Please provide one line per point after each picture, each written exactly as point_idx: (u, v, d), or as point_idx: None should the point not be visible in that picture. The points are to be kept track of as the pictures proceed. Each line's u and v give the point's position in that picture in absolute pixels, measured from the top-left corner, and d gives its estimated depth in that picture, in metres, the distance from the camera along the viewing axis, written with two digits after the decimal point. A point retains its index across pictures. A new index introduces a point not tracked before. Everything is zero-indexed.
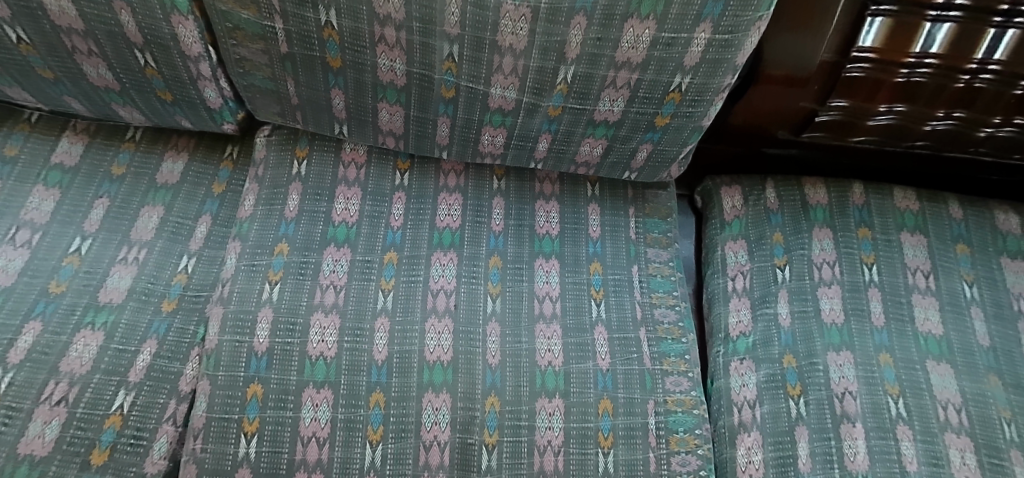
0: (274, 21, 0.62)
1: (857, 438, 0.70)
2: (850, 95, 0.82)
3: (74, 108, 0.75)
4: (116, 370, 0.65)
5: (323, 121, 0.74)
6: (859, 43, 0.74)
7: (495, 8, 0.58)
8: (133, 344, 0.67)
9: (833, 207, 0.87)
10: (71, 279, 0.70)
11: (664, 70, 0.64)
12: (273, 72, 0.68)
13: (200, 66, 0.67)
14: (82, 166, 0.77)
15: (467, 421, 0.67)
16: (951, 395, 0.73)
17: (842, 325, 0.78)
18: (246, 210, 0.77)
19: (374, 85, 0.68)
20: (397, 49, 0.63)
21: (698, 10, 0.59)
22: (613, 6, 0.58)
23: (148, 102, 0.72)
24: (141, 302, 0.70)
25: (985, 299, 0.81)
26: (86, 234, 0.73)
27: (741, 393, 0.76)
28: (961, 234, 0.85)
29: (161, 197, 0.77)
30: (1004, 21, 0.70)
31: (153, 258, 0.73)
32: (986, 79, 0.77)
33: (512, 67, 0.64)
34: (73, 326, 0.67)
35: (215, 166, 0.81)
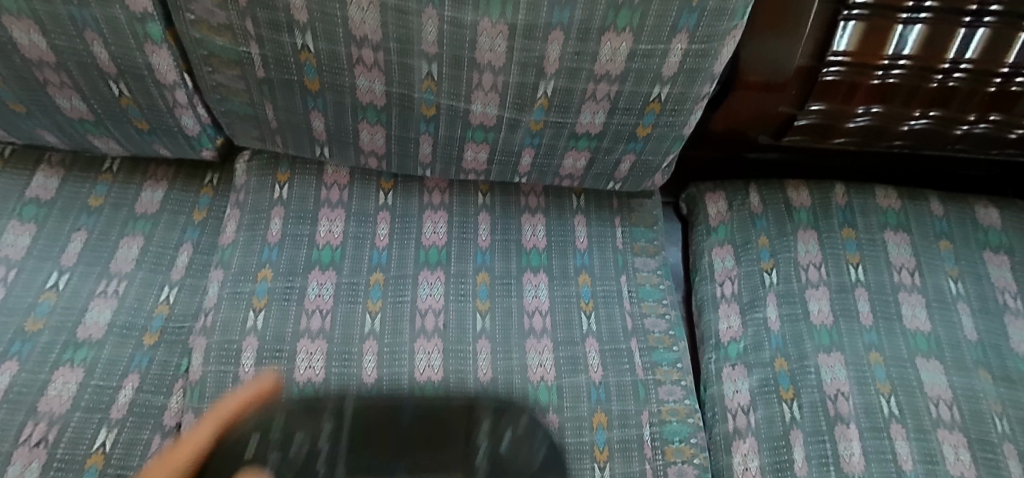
0: (249, 46, 0.61)
1: (851, 439, 0.70)
2: (827, 99, 0.83)
3: (48, 141, 0.73)
4: (97, 407, 0.63)
5: (303, 144, 0.74)
6: (834, 47, 0.75)
7: (472, 26, 0.58)
8: (115, 380, 0.65)
9: (817, 208, 0.88)
10: (48, 316, 0.68)
11: (643, 81, 0.64)
12: (251, 97, 0.67)
13: (176, 93, 0.67)
14: (58, 199, 0.76)
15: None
16: (942, 391, 0.74)
17: (831, 326, 0.78)
18: (228, 237, 0.76)
19: (354, 106, 0.67)
20: (376, 71, 0.63)
21: (673, 21, 0.59)
22: (589, 20, 0.58)
23: (125, 132, 0.71)
24: (121, 336, 0.68)
25: (971, 294, 0.81)
26: (64, 269, 0.72)
27: (735, 399, 0.75)
28: (944, 231, 0.86)
29: (141, 227, 0.76)
30: (973, 21, 0.72)
31: (134, 290, 0.72)
32: (958, 78, 0.79)
33: (491, 84, 0.64)
34: (52, 364, 0.65)
35: (195, 193, 0.80)
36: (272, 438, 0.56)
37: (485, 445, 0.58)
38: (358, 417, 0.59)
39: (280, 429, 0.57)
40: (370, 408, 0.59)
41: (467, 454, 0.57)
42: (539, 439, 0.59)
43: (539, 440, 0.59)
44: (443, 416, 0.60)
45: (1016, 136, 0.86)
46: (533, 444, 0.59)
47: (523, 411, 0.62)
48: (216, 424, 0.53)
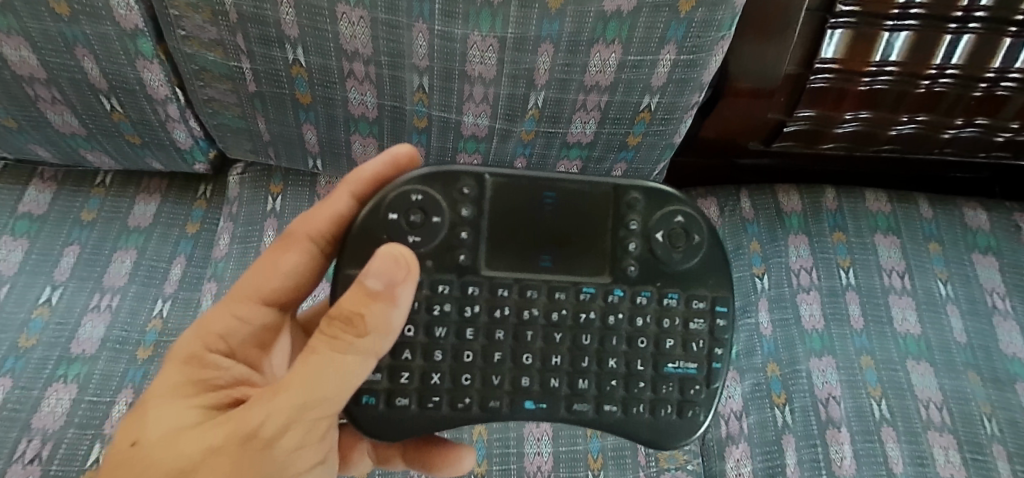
0: (241, 61, 0.62)
1: (842, 443, 0.71)
2: (816, 105, 0.84)
3: (40, 156, 0.74)
4: (90, 423, 0.63)
5: (295, 156, 0.74)
6: (822, 55, 0.76)
7: (461, 40, 0.58)
8: (109, 395, 0.65)
9: (807, 213, 0.88)
10: (41, 332, 0.68)
11: (633, 92, 0.65)
12: (243, 111, 0.68)
13: (168, 108, 0.67)
14: (51, 214, 0.76)
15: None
16: (932, 394, 0.74)
17: (823, 331, 0.79)
18: (221, 250, 0.76)
19: (346, 119, 0.68)
20: (367, 84, 0.64)
21: (662, 32, 0.58)
22: (579, 33, 0.58)
23: (117, 146, 0.72)
24: (115, 351, 0.68)
25: (960, 296, 0.82)
26: (56, 284, 0.72)
27: (728, 404, 0.75)
28: (933, 234, 0.87)
29: (134, 241, 0.76)
30: (959, 27, 0.72)
31: (127, 304, 0.72)
32: (945, 84, 0.80)
33: (482, 96, 0.65)
34: (45, 380, 0.65)
35: (188, 206, 0.80)
36: (413, 223, 0.44)
37: (644, 242, 0.47)
38: (503, 191, 0.46)
39: (420, 197, 0.45)
40: (517, 189, 0.46)
41: (624, 270, 0.47)
42: (700, 241, 0.48)
43: (702, 251, 0.48)
44: (587, 200, 0.47)
45: (1003, 139, 0.87)
46: (694, 237, 0.48)
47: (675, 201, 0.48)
48: (357, 187, 0.46)
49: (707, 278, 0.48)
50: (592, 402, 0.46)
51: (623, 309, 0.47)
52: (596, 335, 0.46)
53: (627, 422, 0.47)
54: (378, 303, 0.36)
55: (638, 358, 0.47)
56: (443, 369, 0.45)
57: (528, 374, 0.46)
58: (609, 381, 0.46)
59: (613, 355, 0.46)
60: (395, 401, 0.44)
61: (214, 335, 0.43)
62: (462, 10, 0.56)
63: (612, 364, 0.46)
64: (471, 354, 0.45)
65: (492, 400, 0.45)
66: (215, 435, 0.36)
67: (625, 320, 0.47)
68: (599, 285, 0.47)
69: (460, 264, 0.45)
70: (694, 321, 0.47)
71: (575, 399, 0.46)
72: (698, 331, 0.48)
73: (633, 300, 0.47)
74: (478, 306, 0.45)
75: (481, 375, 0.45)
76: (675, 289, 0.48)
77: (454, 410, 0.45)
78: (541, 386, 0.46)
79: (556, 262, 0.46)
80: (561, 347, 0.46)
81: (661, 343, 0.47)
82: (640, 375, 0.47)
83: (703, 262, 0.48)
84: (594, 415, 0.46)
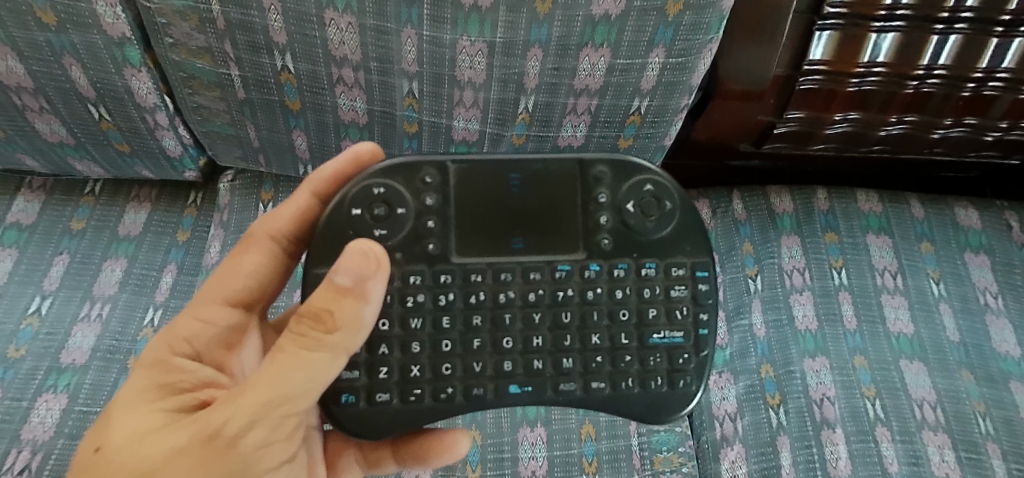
0: (229, 68, 0.62)
1: (837, 444, 0.71)
2: (805, 106, 0.84)
3: (29, 165, 0.74)
4: (81, 434, 0.63)
5: (286, 162, 0.74)
6: (810, 57, 0.76)
7: (450, 45, 0.58)
8: (99, 405, 0.65)
9: (799, 214, 0.89)
10: (30, 342, 0.68)
11: (623, 95, 0.65)
12: (233, 118, 0.68)
13: (157, 116, 0.67)
14: (40, 224, 0.76)
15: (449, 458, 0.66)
16: (926, 393, 0.75)
17: (816, 331, 0.79)
18: (212, 257, 0.75)
19: (336, 125, 0.68)
20: (357, 89, 0.63)
21: (650, 36, 0.59)
22: (567, 37, 0.58)
23: (107, 154, 0.72)
24: (105, 360, 0.68)
25: (953, 295, 0.82)
26: (46, 293, 0.71)
27: (722, 406, 0.75)
28: (924, 233, 0.87)
29: (124, 249, 0.76)
30: (946, 28, 0.73)
31: (118, 313, 0.71)
32: (933, 84, 0.80)
33: (472, 101, 0.65)
34: (35, 391, 0.65)
35: (179, 213, 0.80)
36: (378, 216, 0.45)
37: (614, 216, 0.47)
38: (468, 179, 0.46)
39: (382, 190, 0.45)
40: (482, 175, 0.47)
41: (597, 245, 0.47)
42: (671, 207, 0.48)
43: (674, 218, 0.48)
44: (553, 181, 0.47)
45: (992, 139, 0.88)
46: (665, 204, 0.48)
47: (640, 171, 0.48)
48: (318, 185, 0.47)
49: (683, 244, 0.48)
50: (579, 380, 0.46)
51: (601, 284, 0.47)
52: (576, 311, 0.47)
53: (617, 396, 0.47)
54: (348, 299, 0.36)
55: (622, 331, 0.47)
56: (423, 361, 0.45)
57: (511, 358, 0.46)
58: (594, 357, 0.47)
59: (595, 330, 0.46)
60: (376, 397, 0.45)
61: (180, 340, 0.43)
62: (451, 15, 0.56)
63: (595, 340, 0.47)
64: (449, 342, 0.45)
65: (476, 387, 0.45)
66: (180, 436, 0.36)
67: (603, 294, 0.47)
68: (574, 261, 0.47)
69: (430, 254, 0.45)
70: (675, 289, 0.47)
71: (561, 379, 0.46)
72: (680, 297, 0.48)
73: (609, 274, 0.47)
74: (452, 295, 0.45)
75: (461, 363, 0.46)
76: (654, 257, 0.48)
77: (438, 401, 0.45)
78: (525, 368, 0.46)
79: (528, 245, 0.47)
80: (542, 327, 0.46)
81: (643, 314, 0.47)
82: (625, 348, 0.47)
83: (677, 229, 0.48)
84: (582, 394, 0.46)
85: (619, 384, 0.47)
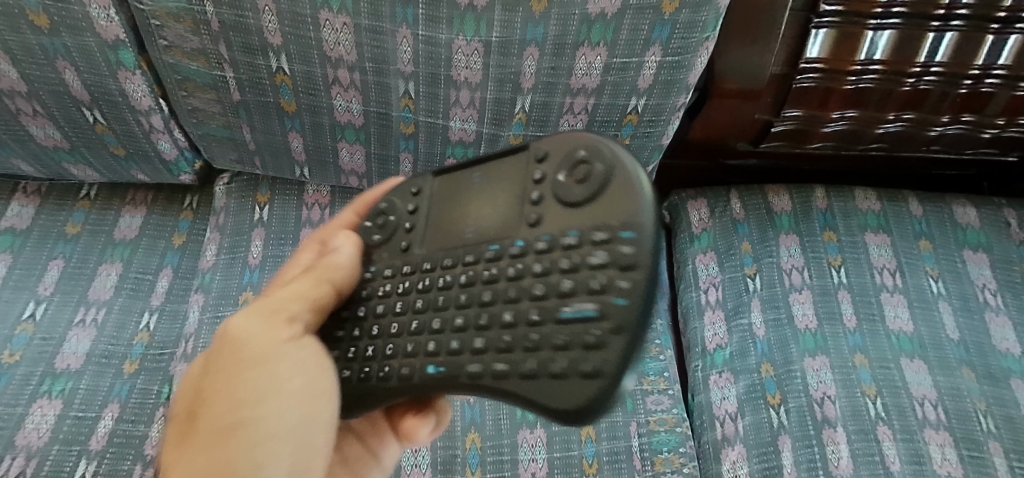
0: (224, 70, 0.61)
1: (839, 443, 0.70)
2: (802, 105, 0.84)
3: (24, 170, 0.73)
4: (76, 439, 0.62)
5: (282, 165, 0.74)
6: (806, 55, 0.76)
7: (446, 44, 0.58)
8: (94, 410, 0.64)
9: (798, 213, 0.88)
10: (25, 348, 0.67)
11: (620, 93, 0.64)
12: (228, 120, 0.67)
13: (152, 119, 0.67)
14: (34, 229, 0.76)
15: (448, 457, 0.66)
16: (927, 391, 0.74)
17: (816, 330, 0.79)
18: (209, 261, 0.75)
19: (332, 126, 0.67)
20: (353, 91, 0.63)
21: (647, 34, 0.58)
22: (563, 36, 0.58)
23: (102, 158, 0.71)
24: (101, 365, 0.67)
25: (952, 293, 0.82)
26: (41, 298, 0.71)
27: (723, 406, 0.75)
28: (923, 231, 0.87)
29: (119, 254, 0.75)
30: (942, 25, 0.73)
31: (113, 318, 0.71)
32: (930, 81, 0.80)
33: (469, 101, 0.64)
34: (29, 396, 0.64)
35: (174, 217, 0.80)
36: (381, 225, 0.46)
37: (548, 194, 0.37)
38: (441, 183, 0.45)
39: (385, 203, 0.47)
40: (455, 176, 0.44)
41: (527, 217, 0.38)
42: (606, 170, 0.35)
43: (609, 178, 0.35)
44: (505, 167, 0.41)
45: (989, 136, 0.88)
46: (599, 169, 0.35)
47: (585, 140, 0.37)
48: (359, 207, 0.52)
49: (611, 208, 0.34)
50: (487, 363, 0.36)
51: (525, 258, 0.37)
52: (498, 290, 0.37)
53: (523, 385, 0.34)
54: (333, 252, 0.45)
55: (534, 307, 0.35)
56: (377, 343, 0.42)
57: (436, 337, 0.39)
58: (502, 338, 0.36)
59: (507, 308, 0.36)
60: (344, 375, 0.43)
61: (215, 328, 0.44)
62: (446, 15, 0.56)
63: (506, 318, 0.36)
64: (396, 326, 0.42)
65: (406, 366, 0.40)
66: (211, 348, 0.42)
67: (525, 268, 0.36)
68: (503, 239, 0.38)
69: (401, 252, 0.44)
70: (594, 255, 0.33)
71: (472, 358, 0.37)
72: (600, 264, 0.33)
73: (535, 247, 0.36)
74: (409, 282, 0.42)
75: (402, 344, 0.41)
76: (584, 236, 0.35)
77: (380, 382, 0.41)
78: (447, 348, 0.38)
79: (475, 233, 0.40)
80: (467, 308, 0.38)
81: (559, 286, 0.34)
82: (536, 326, 0.34)
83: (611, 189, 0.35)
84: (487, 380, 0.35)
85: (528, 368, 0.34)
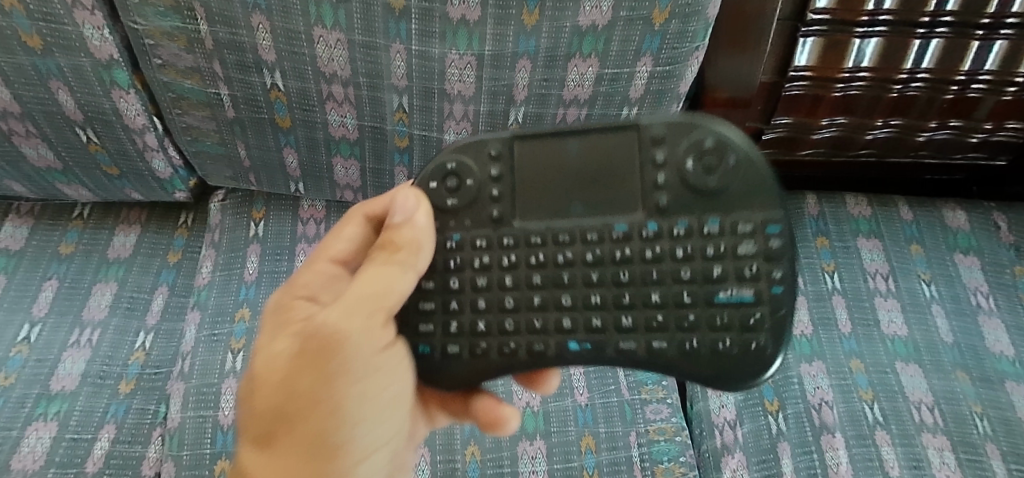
0: (219, 88, 0.62)
1: (837, 448, 0.71)
2: (792, 112, 0.85)
3: (17, 191, 0.73)
4: (72, 462, 0.62)
5: (278, 181, 0.74)
6: (795, 63, 0.77)
7: (439, 58, 0.59)
8: (90, 432, 0.64)
9: (790, 219, 0.89)
10: (20, 369, 0.67)
11: (612, 103, 0.65)
12: (222, 137, 0.67)
13: (146, 138, 0.67)
14: (28, 249, 0.75)
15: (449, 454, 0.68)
16: (923, 395, 0.75)
17: (811, 335, 0.79)
18: (204, 278, 0.75)
19: (327, 141, 0.68)
20: (347, 105, 0.64)
21: (637, 45, 0.59)
22: (555, 48, 0.58)
23: (95, 178, 0.71)
24: (96, 386, 0.67)
25: (944, 296, 0.83)
26: (35, 320, 0.70)
27: (721, 414, 0.75)
28: (914, 236, 0.88)
29: (114, 273, 0.75)
30: (927, 32, 0.74)
31: (108, 338, 0.70)
32: (917, 87, 0.81)
33: (463, 113, 0.65)
34: (24, 419, 0.64)
35: (169, 235, 0.79)
36: (451, 188, 0.44)
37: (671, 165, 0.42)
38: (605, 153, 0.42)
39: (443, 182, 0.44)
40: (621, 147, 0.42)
41: (655, 202, 0.42)
42: (642, 162, 0.42)
43: (744, 167, 0.41)
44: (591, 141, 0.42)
45: (976, 140, 0.89)
46: (651, 172, 0.42)
47: (560, 137, 0.43)
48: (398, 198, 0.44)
49: (772, 189, 0.41)
50: (640, 340, 0.42)
51: (663, 242, 0.42)
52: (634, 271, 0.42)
53: (682, 359, 0.42)
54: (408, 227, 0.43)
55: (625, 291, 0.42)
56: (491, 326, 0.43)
57: (569, 314, 0.43)
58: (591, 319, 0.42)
59: (645, 291, 0.42)
60: (449, 349, 0.44)
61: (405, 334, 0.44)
62: (440, 29, 0.56)
63: (655, 299, 0.42)
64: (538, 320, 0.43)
65: (537, 344, 0.43)
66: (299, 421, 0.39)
67: (665, 252, 0.42)
68: (631, 221, 0.42)
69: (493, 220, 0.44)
70: (743, 245, 0.41)
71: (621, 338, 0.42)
72: (749, 254, 0.41)
73: (640, 234, 0.42)
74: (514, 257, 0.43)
75: (524, 319, 0.43)
76: (707, 187, 0.41)
77: (502, 356, 0.43)
78: (585, 326, 0.43)
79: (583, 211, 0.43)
80: (572, 286, 0.43)
81: (709, 272, 0.41)
82: (689, 307, 0.41)
83: (747, 181, 0.41)
84: (643, 354, 0.42)
85: (716, 347, 0.41)
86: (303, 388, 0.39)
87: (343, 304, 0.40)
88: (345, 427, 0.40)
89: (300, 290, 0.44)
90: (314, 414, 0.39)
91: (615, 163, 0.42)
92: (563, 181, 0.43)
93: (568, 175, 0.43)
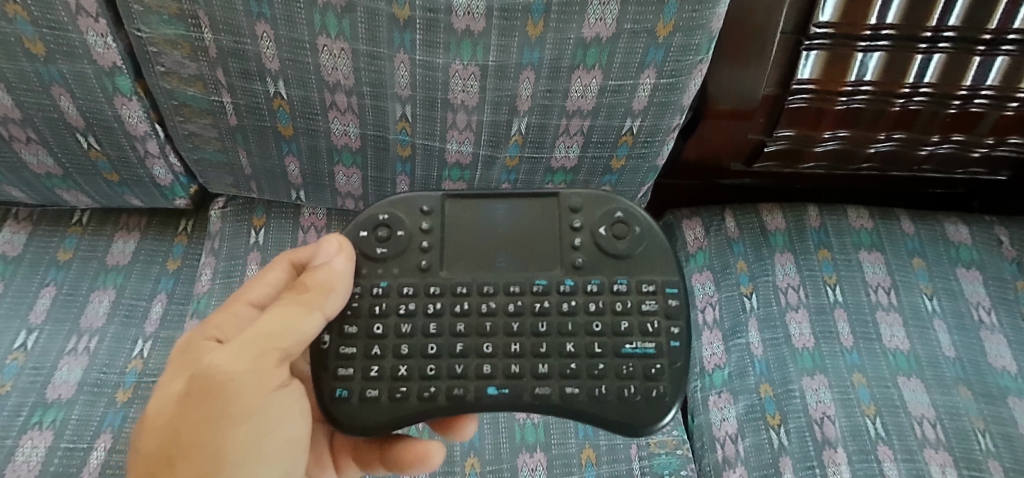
0: (221, 95, 0.61)
1: (839, 463, 0.70)
2: (795, 125, 0.85)
3: (16, 197, 0.73)
4: (67, 471, 0.61)
5: (279, 188, 0.74)
6: (798, 76, 0.77)
7: (443, 69, 0.59)
8: (86, 441, 0.63)
9: (792, 231, 0.89)
10: (16, 377, 0.66)
11: (615, 115, 0.65)
12: (224, 144, 0.67)
13: (147, 144, 0.67)
14: (26, 255, 0.75)
15: (448, 467, 0.67)
16: (925, 411, 0.74)
17: (813, 349, 0.79)
18: (204, 285, 0.74)
19: (329, 150, 0.68)
20: (350, 114, 0.63)
21: (641, 57, 0.59)
22: (558, 60, 0.58)
23: (95, 184, 0.71)
24: (93, 394, 0.66)
25: (946, 311, 0.82)
26: (32, 327, 0.70)
27: (723, 428, 0.75)
28: (916, 250, 0.88)
29: (113, 280, 0.74)
30: (930, 46, 0.74)
31: (106, 345, 0.70)
32: (920, 101, 0.81)
33: (466, 123, 0.64)
34: (19, 428, 0.63)
35: (169, 242, 0.79)
36: (380, 237, 0.51)
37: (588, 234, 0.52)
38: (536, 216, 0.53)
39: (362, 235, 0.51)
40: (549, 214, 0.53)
41: (574, 262, 0.51)
42: (563, 225, 0.52)
43: (645, 238, 0.52)
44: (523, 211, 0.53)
45: (979, 155, 0.89)
46: (570, 234, 0.52)
47: (487, 201, 0.53)
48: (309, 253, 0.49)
49: (670, 259, 0.52)
50: (555, 385, 0.48)
51: (577, 296, 0.50)
52: (553, 321, 0.49)
53: (594, 405, 0.47)
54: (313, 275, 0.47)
55: (543, 339, 0.49)
56: (411, 363, 0.48)
57: (489, 361, 0.48)
58: (511, 364, 0.48)
59: (569, 338, 0.49)
60: (366, 393, 0.47)
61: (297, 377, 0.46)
62: (444, 40, 0.56)
63: (570, 348, 0.49)
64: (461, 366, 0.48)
65: (457, 388, 0.47)
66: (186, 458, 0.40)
67: (580, 306, 0.50)
68: (552, 277, 0.50)
69: (420, 269, 0.51)
70: (647, 302, 0.50)
71: (538, 382, 0.48)
72: (652, 310, 0.50)
73: (558, 288, 0.50)
74: (440, 304, 0.49)
75: (445, 365, 0.48)
76: (616, 250, 0.51)
77: (421, 401, 0.47)
78: (504, 372, 0.48)
79: (510, 264, 0.51)
80: (494, 334, 0.49)
81: (618, 325, 0.49)
82: (600, 356, 0.48)
83: (647, 252, 0.52)
84: (558, 399, 0.47)
85: (624, 393, 0.48)
86: (188, 428, 0.40)
87: (234, 346, 0.42)
88: (230, 466, 0.40)
89: (206, 331, 0.45)
90: (196, 451, 0.40)
91: (535, 227, 0.52)
92: (489, 238, 0.52)
93: (494, 233, 0.52)
